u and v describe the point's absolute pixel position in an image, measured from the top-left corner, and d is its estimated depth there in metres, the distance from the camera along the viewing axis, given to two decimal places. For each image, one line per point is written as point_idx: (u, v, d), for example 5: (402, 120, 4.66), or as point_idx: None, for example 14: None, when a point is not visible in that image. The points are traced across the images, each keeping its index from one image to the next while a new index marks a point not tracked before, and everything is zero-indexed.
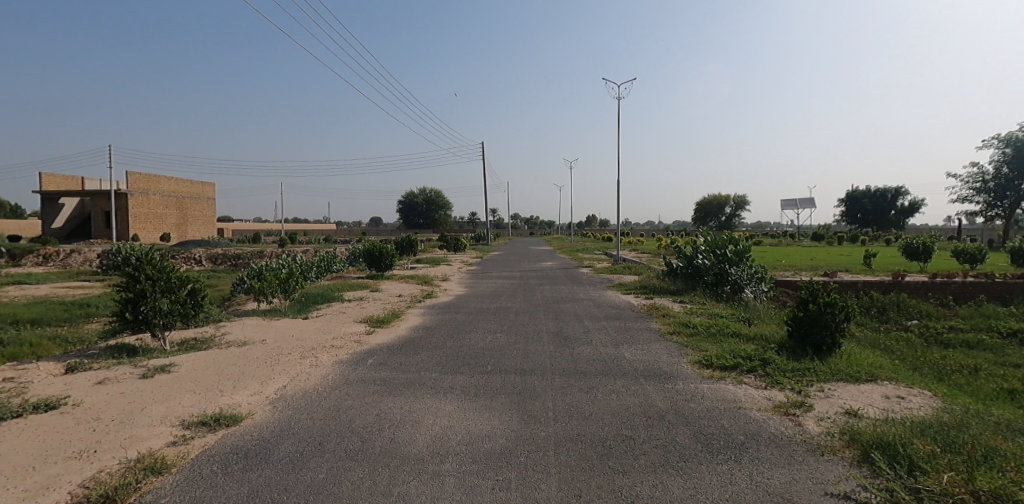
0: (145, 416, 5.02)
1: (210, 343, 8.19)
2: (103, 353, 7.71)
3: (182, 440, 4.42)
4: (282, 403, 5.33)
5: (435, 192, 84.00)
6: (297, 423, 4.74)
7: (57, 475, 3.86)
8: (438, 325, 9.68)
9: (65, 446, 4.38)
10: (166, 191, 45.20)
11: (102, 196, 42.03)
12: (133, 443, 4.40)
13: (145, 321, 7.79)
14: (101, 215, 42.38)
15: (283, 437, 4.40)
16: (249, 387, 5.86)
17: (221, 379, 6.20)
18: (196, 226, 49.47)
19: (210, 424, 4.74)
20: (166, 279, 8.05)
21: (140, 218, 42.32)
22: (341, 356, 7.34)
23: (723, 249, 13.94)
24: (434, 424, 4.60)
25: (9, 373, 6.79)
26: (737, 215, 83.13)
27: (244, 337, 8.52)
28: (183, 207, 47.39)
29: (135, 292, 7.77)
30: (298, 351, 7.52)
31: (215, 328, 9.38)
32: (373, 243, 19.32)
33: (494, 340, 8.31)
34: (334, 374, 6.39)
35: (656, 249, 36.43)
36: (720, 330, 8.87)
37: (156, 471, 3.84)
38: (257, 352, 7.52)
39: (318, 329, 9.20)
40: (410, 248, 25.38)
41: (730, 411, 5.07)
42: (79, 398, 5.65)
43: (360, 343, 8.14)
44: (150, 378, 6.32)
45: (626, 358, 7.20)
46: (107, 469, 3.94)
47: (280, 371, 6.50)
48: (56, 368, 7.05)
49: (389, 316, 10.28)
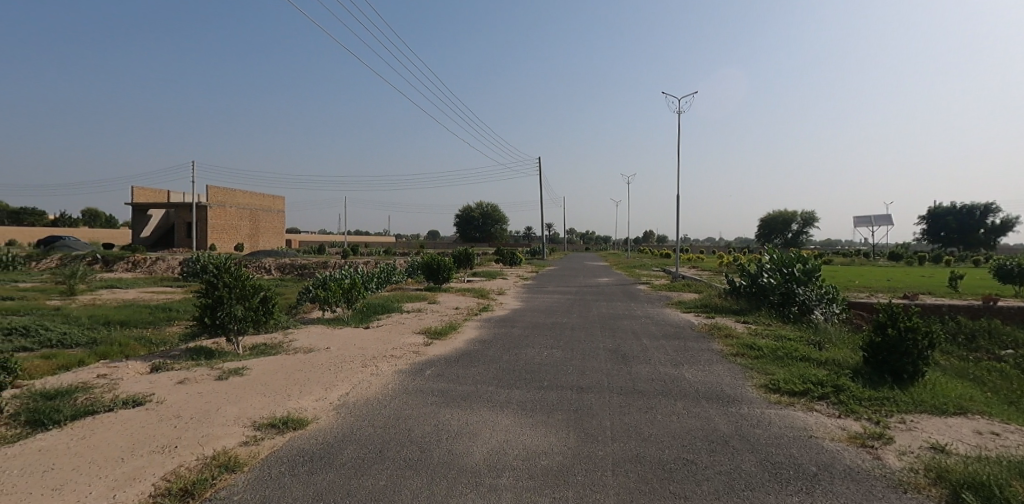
0: (220, 415, 5.33)
1: (278, 349, 8.59)
2: (184, 354, 8.26)
3: (252, 440, 4.65)
4: (345, 409, 5.50)
5: (492, 206, 85.19)
6: (359, 430, 4.88)
7: (142, 468, 4.16)
8: (494, 339, 9.71)
9: (150, 440, 4.71)
10: (241, 203, 48.18)
11: (184, 208, 45.44)
12: (208, 440, 4.67)
13: (221, 325, 8.28)
14: (183, 226, 45.67)
15: (346, 443, 4.53)
16: (314, 392, 6.09)
17: (289, 383, 6.47)
18: (267, 237, 52.31)
19: (278, 426, 4.95)
20: (241, 286, 8.55)
21: (217, 228, 45.25)
22: (400, 366, 7.52)
23: (790, 267, 13.32)
24: (492, 438, 4.62)
25: (103, 370, 7.42)
26: (805, 232, 79.08)
27: (309, 344, 8.88)
28: (256, 219, 50.31)
29: (214, 298, 8.31)
30: (359, 359, 7.76)
31: (283, 335, 9.84)
32: (432, 256, 19.72)
33: (550, 355, 8.27)
34: (394, 383, 6.55)
35: (717, 266, 35.17)
36: (788, 353, 8.40)
37: (230, 468, 4.07)
38: (321, 359, 7.81)
39: (379, 339, 9.45)
40: (467, 261, 25.64)
41: (801, 440, 4.79)
42: (162, 395, 6.07)
43: (419, 354, 8.29)
44: (225, 379, 6.71)
45: (686, 379, 6.97)
46: (186, 464, 4.21)
47: (344, 378, 6.72)
48: (143, 366, 7.61)
49: (447, 328, 10.43)
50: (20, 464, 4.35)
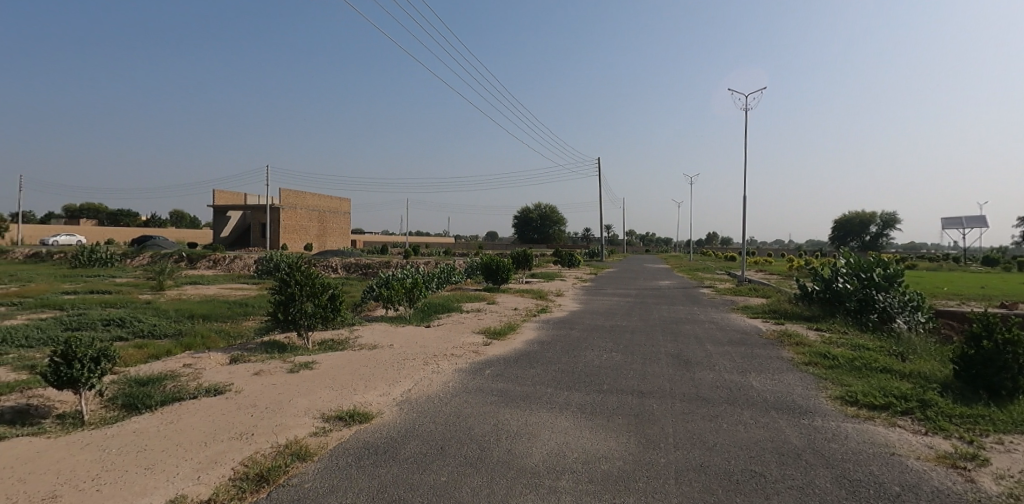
0: (292, 406, 5.62)
1: (345, 345, 8.95)
2: (259, 347, 8.76)
3: (321, 432, 4.86)
4: (407, 405, 5.65)
5: (551, 208, 85.01)
6: (421, 425, 4.99)
7: (223, 452, 4.45)
8: (553, 341, 9.67)
9: (229, 427, 5.03)
10: (310, 205, 50.58)
11: (260, 210, 48.26)
12: (281, 430, 4.93)
13: (293, 321, 8.73)
14: (258, 226, 48.50)
15: (408, 438, 4.66)
16: (378, 388, 6.30)
17: (355, 378, 6.73)
18: (335, 238, 54.64)
19: (345, 419, 5.16)
20: (311, 285, 8.98)
21: (289, 229, 47.74)
22: (460, 364, 7.64)
23: (868, 272, 12.50)
24: (551, 439, 4.60)
25: (188, 360, 8.00)
26: (885, 234, 73.84)
27: (373, 341, 9.19)
28: (324, 220, 52.67)
29: (287, 295, 8.77)
30: (421, 357, 7.95)
31: (349, 331, 10.24)
32: (491, 257, 19.92)
33: (610, 358, 8.14)
34: (454, 381, 6.67)
35: (787, 270, 33.45)
36: (867, 364, 7.86)
37: (301, 457, 4.28)
38: (385, 355, 8.06)
39: (440, 337, 9.64)
40: (526, 263, 25.69)
41: (882, 457, 4.47)
42: (240, 385, 6.47)
43: (478, 354, 8.40)
44: (296, 372, 7.07)
45: (753, 387, 6.67)
46: (261, 451, 4.46)
47: (406, 375, 6.92)
48: (222, 357, 8.14)
49: (506, 329, 10.50)
50: (118, 443, 4.76)
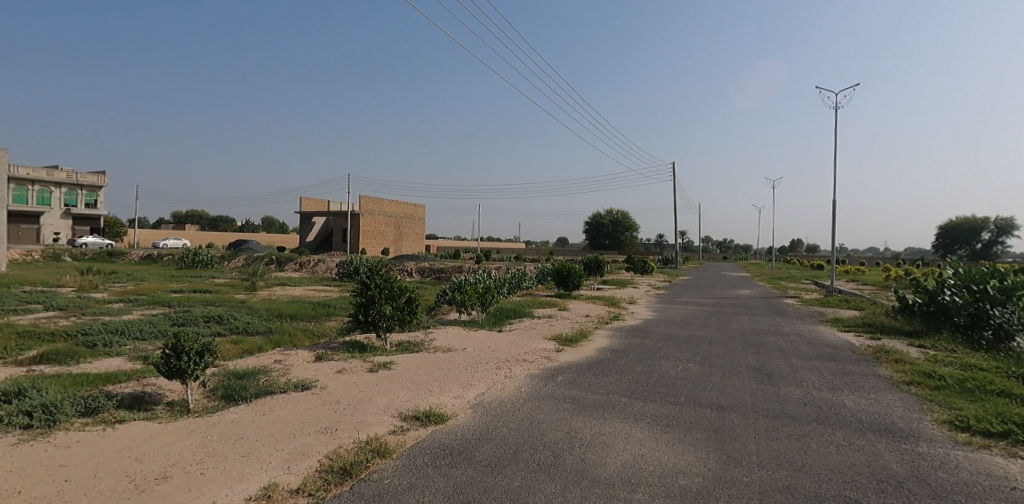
0: (372, 404, 5.87)
1: (420, 347, 9.24)
2: (342, 346, 9.24)
3: (400, 430, 5.05)
4: (480, 408, 5.75)
5: (622, 213, 83.59)
6: (495, 429, 5.06)
7: (310, 445, 4.72)
8: (626, 349, 9.48)
9: (316, 421, 5.33)
10: (388, 211, 52.75)
11: (341, 216, 50.93)
12: (363, 426, 5.16)
13: (373, 322, 9.13)
14: (340, 232, 51.16)
15: (483, 441, 4.73)
16: (453, 390, 6.44)
17: (431, 380, 6.92)
18: (410, 243, 56.61)
19: (422, 419, 5.32)
20: (390, 288, 9.35)
21: (367, 234, 50.02)
22: (532, 370, 7.67)
23: (981, 284, 11.27)
24: (626, 450, 4.51)
25: (279, 356, 8.56)
26: (1000, 241, 66.41)
27: (448, 344, 9.42)
28: (401, 226, 54.71)
29: (367, 297, 9.19)
30: (494, 362, 8.05)
31: (424, 334, 10.57)
32: (563, 263, 19.85)
33: (687, 369, 7.86)
34: (527, 387, 6.69)
35: (885, 279, 30.80)
36: (981, 386, 7.07)
37: (381, 454, 4.46)
38: (459, 358, 8.24)
39: (512, 342, 9.73)
40: (598, 269, 25.35)
41: (1000, 490, 4.01)
42: (325, 382, 6.85)
43: (550, 360, 8.39)
44: (376, 372, 7.38)
45: (846, 406, 6.20)
46: (344, 445, 4.68)
47: (479, 378, 7.03)
48: (309, 355, 8.65)
49: (578, 336, 10.41)
50: (218, 431, 5.18)
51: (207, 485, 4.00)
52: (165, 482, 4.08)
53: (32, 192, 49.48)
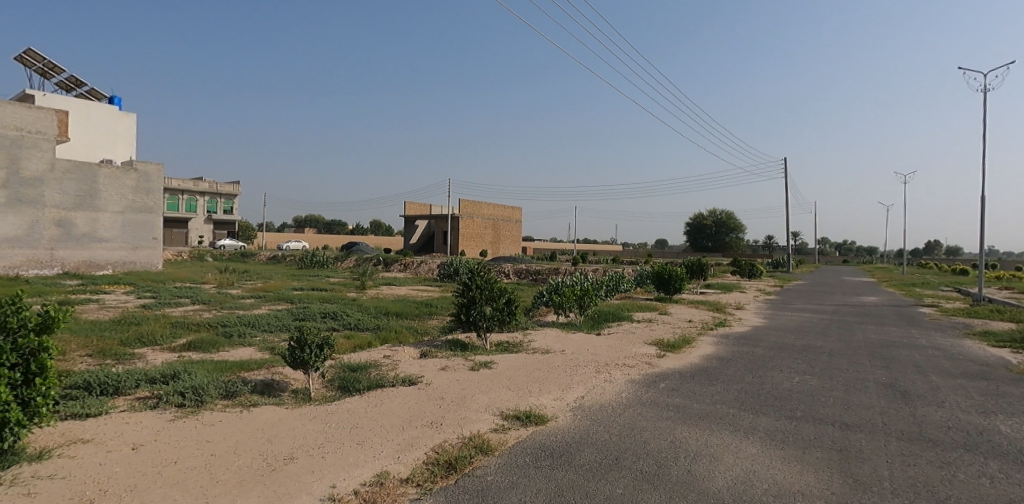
0: (474, 401, 6.06)
1: (519, 347, 9.38)
2: (445, 344, 9.62)
3: (501, 429, 5.15)
4: (580, 412, 5.72)
5: (727, 214, 79.28)
6: (595, 434, 5.01)
7: (417, 438, 4.96)
8: (734, 358, 8.97)
9: (422, 415, 5.60)
10: (486, 214, 54.18)
11: (442, 219, 53.17)
12: (466, 423, 5.33)
13: (474, 322, 9.42)
14: (441, 234, 53.40)
15: (583, 445, 4.71)
16: (552, 392, 6.47)
17: (530, 381, 7.00)
18: (507, 244, 57.70)
19: (522, 419, 5.39)
20: (490, 289, 9.59)
21: (466, 236, 51.73)
22: (633, 375, 7.49)
23: None
24: (736, 465, 4.27)
25: (388, 352, 9.11)
26: None
27: (546, 346, 9.48)
28: (498, 228, 55.93)
29: (469, 298, 9.50)
30: (593, 365, 7.98)
31: (523, 335, 10.72)
32: (663, 266, 19.20)
33: (804, 382, 7.27)
34: (627, 392, 6.56)
35: None
36: None
37: (483, 451, 4.58)
38: (558, 361, 8.25)
39: (611, 346, 9.58)
40: (701, 273, 24.18)
41: None
42: (430, 378, 7.17)
43: (651, 366, 8.15)
44: (477, 370, 7.60)
45: (1001, 433, 5.40)
46: (449, 440, 4.88)
47: (579, 381, 7.00)
48: (415, 352, 9.10)
49: (680, 341, 10.01)
50: (336, 419, 5.62)
51: (326, 468, 4.35)
52: (292, 462, 4.49)
53: (182, 201, 56.75)
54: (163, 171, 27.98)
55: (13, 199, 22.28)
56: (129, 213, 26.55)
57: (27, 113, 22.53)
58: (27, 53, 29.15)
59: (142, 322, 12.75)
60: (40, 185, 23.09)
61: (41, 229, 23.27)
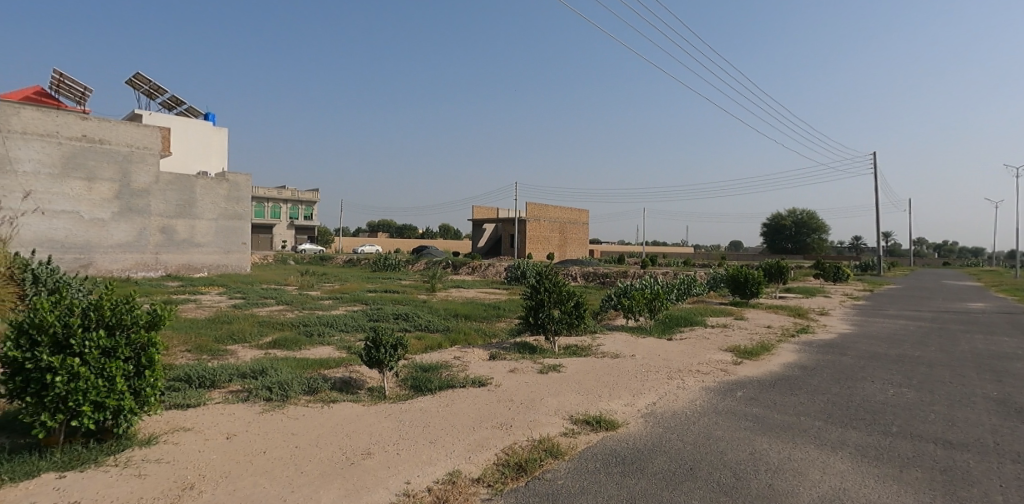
0: (543, 404, 6.07)
1: (588, 351, 9.28)
2: (513, 347, 9.69)
3: (571, 433, 5.13)
4: (652, 418, 5.58)
5: (809, 214, 74.73)
6: (668, 442, 4.87)
7: (487, 439, 5.04)
8: (818, 366, 8.44)
9: (492, 416, 5.68)
10: (552, 217, 54.13)
11: (509, 223, 53.67)
12: (535, 426, 5.35)
13: (542, 325, 9.45)
14: (508, 238, 53.89)
15: (656, 452, 4.59)
16: (622, 397, 6.36)
17: (600, 385, 6.92)
18: (574, 247, 57.31)
19: (592, 424, 5.34)
20: (558, 292, 9.59)
21: (533, 239, 51.91)
22: (708, 383, 7.22)
23: None
24: (822, 481, 4.02)
25: (458, 353, 9.31)
26: None
27: (616, 350, 9.32)
28: (565, 231, 55.72)
29: (537, 300, 9.55)
30: (665, 371, 7.76)
31: (592, 338, 10.59)
32: (739, 269, 18.37)
33: (899, 395, 6.72)
34: (701, 400, 6.33)
35: None
36: None
37: (553, 454, 4.58)
38: (628, 366, 8.10)
39: (684, 352, 9.28)
40: (780, 276, 22.93)
41: None
42: (499, 380, 7.26)
43: (727, 373, 7.82)
44: (546, 373, 7.61)
45: None
46: (519, 442, 4.91)
47: (650, 387, 6.84)
48: (484, 354, 9.24)
49: (759, 348, 9.53)
50: (409, 417, 5.81)
51: (401, 465, 4.50)
52: (369, 457, 4.69)
53: (267, 208, 60.71)
54: (251, 181, 29.94)
55: (125, 209, 24.77)
56: (222, 220, 28.73)
57: (137, 131, 24.95)
58: (136, 77, 32.31)
59: (234, 321, 13.75)
60: (147, 195, 25.50)
61: (148, 235, 25.66)
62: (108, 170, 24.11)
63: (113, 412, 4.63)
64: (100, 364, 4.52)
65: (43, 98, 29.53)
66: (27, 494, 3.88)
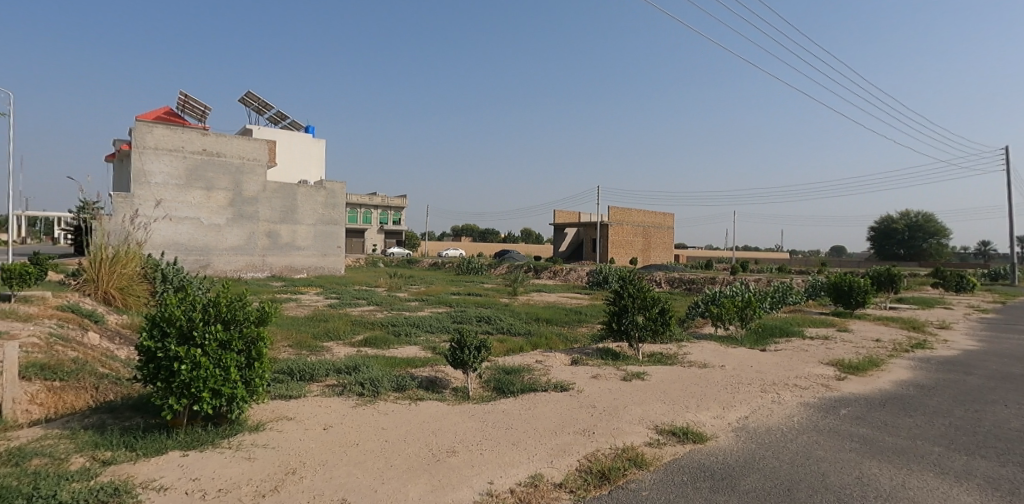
0: (627, 413, 5.94)
1: (674, 360, 8.97)
2: (596, 353, 9.58)
3: (656, 444, 4.98)
4: (744, 433, 5.29)
5: (926, 216, 67.57)
6: (762, 459, 4.60)
7: (569, 444, 5.01)
8: (938, 386, 7.60)
9: (575, 422, 5.64)
10: (635, 221, 52.97)
11: (591, 227, 53.18)
12: (619, 434, 5.25)
13: (626, 331, 9.26)
14: (590, 242, 53.39)
15: (749, 470, 4.35)
16: (711, 409, 6.09)
17: (687, 396, 6.66)
18: (659, 252, 55.67)
19: (679, 435, 5.15)
20: (642, 298, 9.35)
21: (616, 244, 51.08)
22: (807, 398, 6.73)
23: None
24: None
25: (540, 357, 9.35)
26: None
27: (704, 360, 8.93)
28: (649, 235, 54.31)
29: (620, 306, 9.38)
30: (758, 384, 7.33)
31: (678, 346, 10.23)
32: (842, 276, 16.99)
33: None
34: (800, 416, 5.91)
35: None
36: None
37: (637, 464, 4.47)
38: (717, 376, 7.74)
39: (779, 364, 8.71)
40: (892, 284, 20.88)
41: None
42: (581, 386, 7.20)
43: (830, 389, 7.24)
44: (630, 381, 7.45)
45: None
46: (602, 450, 4.84)
47: (742, 400, 6.49)
48: (566, 358, 9.20)
49: (866, 363, 8.75)
50: (492, 419, 5.90)
51: (485, 464, 4.59)
52: (454, 455, 4.83)
53: (361, 214, 64.48)
54: (345, 188, 31.78)
55: (237, 215, 27.31)
56: (320, 225, 30.75)
57: (248, 144, 27.36)
58: (248, 95, 35.57)
59: (330, 320, 14.71)
60: (255, 203, 27.92)
61: (256, 239, 28.05)
62: (223, 180, 26.72)
63: (227, 399, 5.10)
64: (217, 355, 5.00)
65: (173, 118, 33.34)
66: (157, 468, 4.38)
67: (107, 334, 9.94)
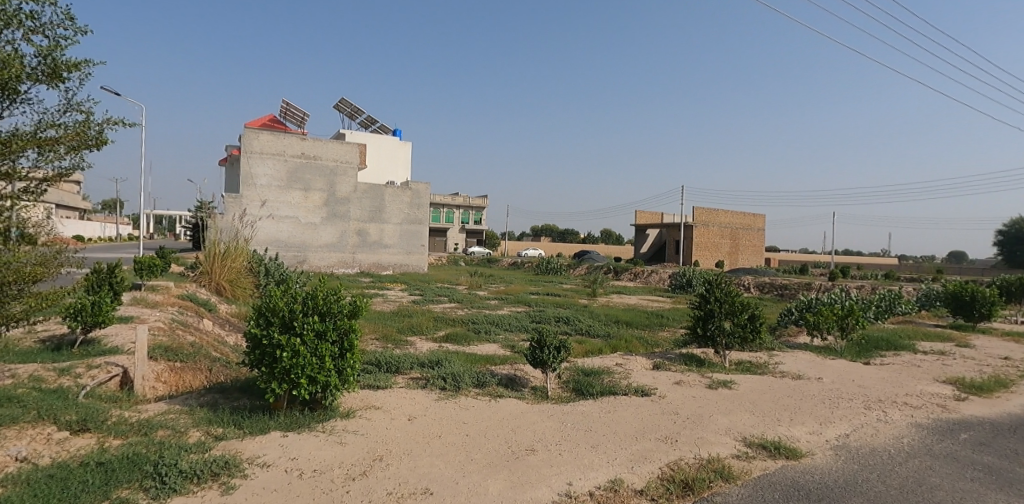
0: (712, 422, 5.71)
1: (764, 369, 8.49)
2: (678, 358, 9.28)
3: (744, 457, 4.75)
4: (845, 452, 4.91)
5: None
6: (865, 482, 4.25)
7: (650, 451, 4.90)
8: None
9: (656, 428, 5.51)
10: (723, 222, 50.57)
11: (675, 228, 51.42)
12: (703, 443, 5.06)
13: (711, 337, 8.90)
14: (673, 244, 51.64)
15: (850, 492, 4.04)
16: (807, 424, 5.70)
17: (780, 408, 6.28)
18: (748, 255, 52.79)
19: (769, 449, 4.88)
20: (730, 302, 8.93)
21: (701, 246, 49.07)
22: (919, 418, 6.12)
23: None
24: None
25: (620, 360, 9.20)
26: None
27: (798, 371, 8.38)
28: (737, 237, 51.64)
29: (706, 310, 9.02)
30: (861, 400, 6.77)
31: (768, 355, 9.67)
32: (962, 285, 15.26)
33: None
34: (910, 438, 5.39)
35: None
36: None
37: (724, 477, 4.29)
38: (814, 389, 7.23)
39: (886, 380, 7.99)
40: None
41: None
42: (663, 391, 7.01)
43: (947, 410, 6.54)
44: (715, 389, 7.14)
45: None
46: (685, 459, 4.69)
47: (841, 416, 6.02)
48: (647, 362, 8.99)
49: (992, 383, 7.81)
50: (571, 420, 5.89)
51: (564, 465, 4.60)
52: (532, 453, 4.88)
53: (443, 214, 66.59)
54: (429, 188, 32.83)
55: (331, 215, 29.13)
56: (405, 224, 32.03)
57: (342, 148, 29.07)
58: (342, 102, 37.79)
59: (414, 315, 15.34)
60: (347, 203, 29.64)
61: (347, 237, 29.76)
62: (319, 182, 28.63)
63: (323, 386, 5.47)
64: (314, 344, 5.39)
65: (276, 124, 36.19)
66: (261, 446, 4.80)
67: (219, 322, 11.02)
